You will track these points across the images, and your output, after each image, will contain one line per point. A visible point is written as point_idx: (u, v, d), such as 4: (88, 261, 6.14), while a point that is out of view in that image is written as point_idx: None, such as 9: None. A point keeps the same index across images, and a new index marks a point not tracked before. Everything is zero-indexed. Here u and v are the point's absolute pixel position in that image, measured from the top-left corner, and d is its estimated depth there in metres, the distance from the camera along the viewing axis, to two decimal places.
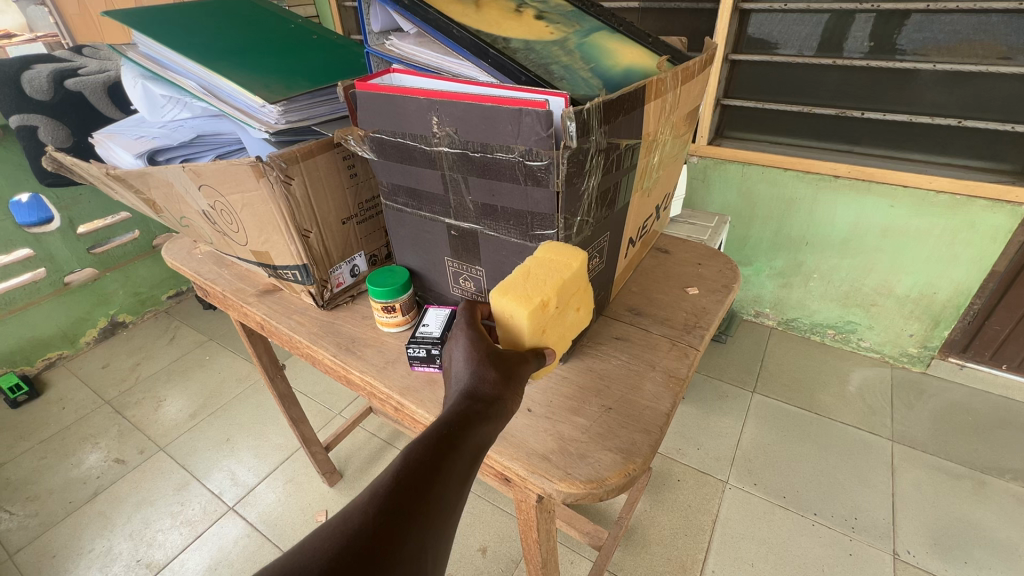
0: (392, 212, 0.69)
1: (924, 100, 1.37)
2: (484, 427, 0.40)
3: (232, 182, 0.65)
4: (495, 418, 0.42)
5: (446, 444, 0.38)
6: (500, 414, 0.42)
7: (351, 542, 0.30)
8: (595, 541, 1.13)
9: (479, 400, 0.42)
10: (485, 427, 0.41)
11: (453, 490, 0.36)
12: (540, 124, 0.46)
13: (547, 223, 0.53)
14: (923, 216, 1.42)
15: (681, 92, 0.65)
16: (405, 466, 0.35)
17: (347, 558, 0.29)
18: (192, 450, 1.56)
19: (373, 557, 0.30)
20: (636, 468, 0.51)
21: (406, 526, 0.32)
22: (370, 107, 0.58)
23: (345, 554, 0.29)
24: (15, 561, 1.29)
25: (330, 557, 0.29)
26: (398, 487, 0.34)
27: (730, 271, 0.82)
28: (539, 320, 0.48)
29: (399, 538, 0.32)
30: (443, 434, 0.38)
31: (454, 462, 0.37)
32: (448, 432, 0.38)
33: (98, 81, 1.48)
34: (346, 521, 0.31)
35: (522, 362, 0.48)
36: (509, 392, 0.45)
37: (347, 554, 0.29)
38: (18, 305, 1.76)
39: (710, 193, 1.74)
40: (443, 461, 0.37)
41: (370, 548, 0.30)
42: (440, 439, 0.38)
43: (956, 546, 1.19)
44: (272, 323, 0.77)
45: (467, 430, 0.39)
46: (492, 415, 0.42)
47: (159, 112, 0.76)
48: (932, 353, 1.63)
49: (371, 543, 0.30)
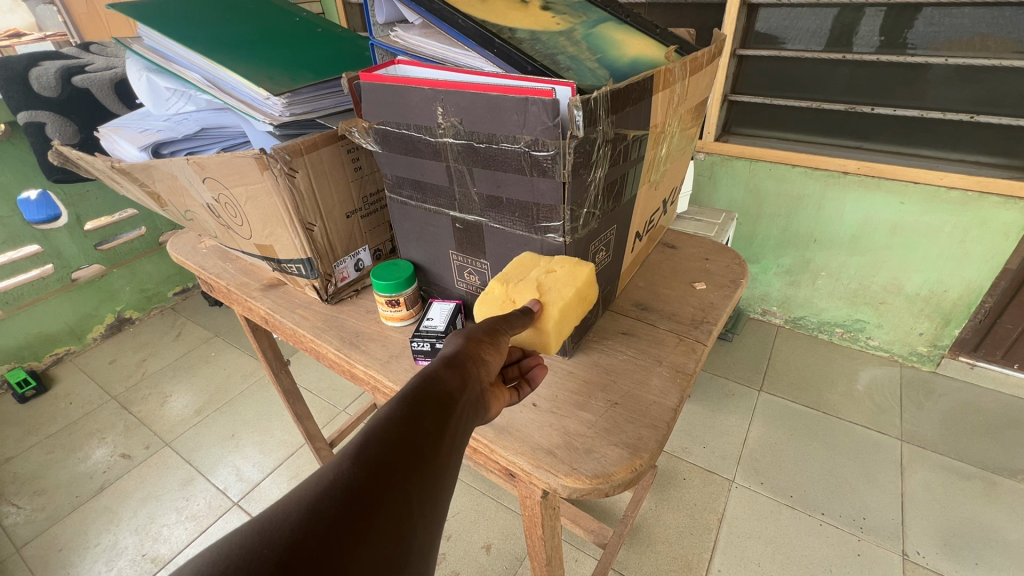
0: (397, 204, 0.68)
1: (935, 95, 1.35)
2: (450, 375, 0.41)
3: (237, 174, 0.64)
4: (460, 366, 0.43)
5: (414, 398, 0.38)
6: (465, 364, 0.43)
7: (329, 496, 0.30)
8: (600, 539, 1.13)
9: (441, 359, 0.43)
10: (451, 374, 0.41)
11: (431, 439, 0.36)
12: (547, 114, 0.45)
13: (553, 215, 0.52)
14: (934, 213, 1.40)
15: (689, 83, 0.64)
16: (377, 425, 0.35)
17: (326, 510, 0.29)
18: (197, 445, 1.57)
19: (353, 506, 0.30)
20: (643, 463, 0.50)
21: (386, 476, 0.33)
22: (375, 98, 0.57)
23: (324, 506, 0.30)
24: (22, 554, 1.30)
25: (310, 513, 0.29)
26: (373, 442, 0.34)
27: (739, 267, 0.80)
28: (495, 299, 0.54)
29: (382, 488, 0.32)
30: (408, 392, 0.39)
31: (429, 411, 0.38)
32: (414, 388, 0.39)
33: (105, 77, 1.52)
34: (321, 479, 0.31)
35: (487, 323, 0.48)
36: (475, 345, 0.46)
37: (327, 509, 0.29)
38: (26, 301, 1.77)
39: (717, 189, 1.73)
40: (415, 412, 0.37)
41: (348, 499, 0.30)
42: (407, 395, 0.38)
43: (967, 547, 1.17)
44: (276, 317, 0.76)
45: (434, 382, 0.40)
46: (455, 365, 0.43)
47: (164, 105, 0.76)
48: (942, 352, 1.61)
49: (351, 496, 0.31)
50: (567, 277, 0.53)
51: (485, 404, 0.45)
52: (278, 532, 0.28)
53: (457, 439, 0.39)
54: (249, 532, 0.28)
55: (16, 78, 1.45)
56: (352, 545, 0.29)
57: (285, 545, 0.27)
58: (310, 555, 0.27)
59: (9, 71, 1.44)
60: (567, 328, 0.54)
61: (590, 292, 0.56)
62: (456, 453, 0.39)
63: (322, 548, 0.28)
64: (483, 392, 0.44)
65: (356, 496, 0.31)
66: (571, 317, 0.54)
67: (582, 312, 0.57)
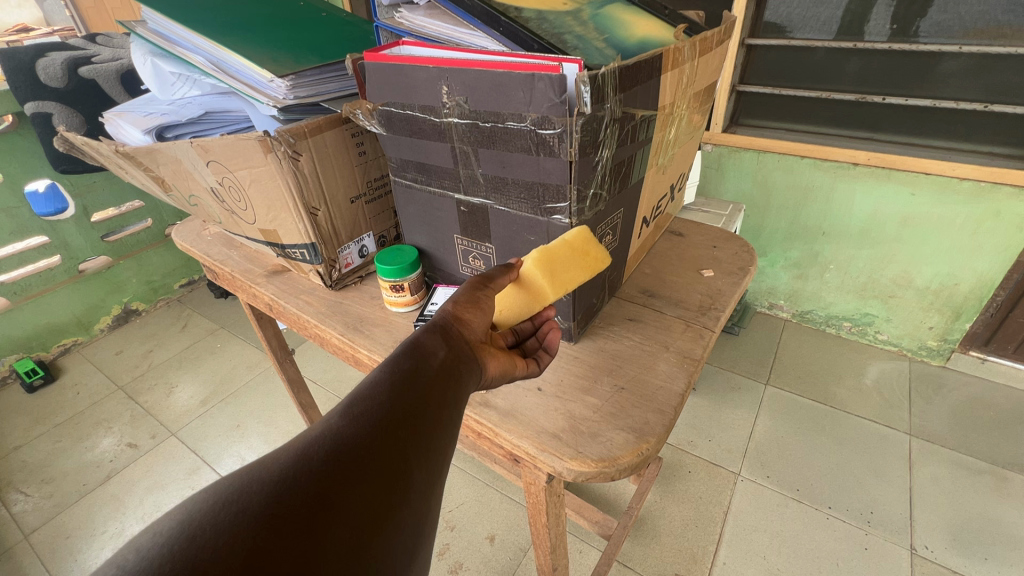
0: (401, 188, 0.67)
1: (948, 85, 1.33)
2: (431, 338, 0.43)
3: (241, 157, 0.64)
4: (442, 330, 0.45)
5: (397, 363, 0.40)
6: (448, 328, 0.45)
7: (319, 446, 0.33)
8: (605, 530, 1.12)
9: (423, 328, 0.45)
10: (432, 338, 0.43)
11: (420, 398, 0.38)
12: (553, 90, 0.44)
13: (560, 195, 0.52)
14: (946, 205, 1.38)
15: (699, 64, 0.63)
16: (362, 388, 0.37)
17: (317, 461, 0.32)
18: (203, 435, 1.57)
19: (344, 458, 0.32)
20: (650, 447, 0.49)
21: (375, 427, 0.35)
22: (379, 78, 0.57)
23: (315, 457, 0.32)
24: (30, 541, 1.31)
25: (302, 458, 0.32)
26: (360, 402, 0.36)
27: (747, 254, 0.79)
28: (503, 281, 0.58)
29: (371, 437, 0.34)
30: (393, 359, 0.41)
31: (416, 373, 0.39)
32: (397, 355, 0.41)
33: (111, 69, 1.48)
34: (312, 433, 0.34)
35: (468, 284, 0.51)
36: (458, 311, 0.48)
37: (317, 456, 0.32)
38: (34, 291, 1.78)
39: (724, 181, 1.71)
40: (399, 372, 0.39)
41: (338, 451, 0.32)
42: (391, 361, 0.40)
43: (977, 542, 1.16)
44: (281, 303, 0.76)
45: (422, 348, 0.42)
46: (436, 330, 0.45)
47: (169, 90, 0.74)
48: (953, 346, 1.59)
49: (341, 447, 0.33)
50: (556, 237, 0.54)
51: (478, 361, 0.46)
52: (271, 473, 0.30)
53: (448, 392, 0.40)
54: (246, 472, 0.31)
55: (22, 68, 1.46)
56: (343, 486, 0.31)
57: (279, 483, 0.30)
58: (301, 492, 0.30)
59: (15, 61, 1.46)
60: (562, 279, 0.52)
61: (589, 247, 0.53)
62: (449, 406, 0.40)
63: (313, 486, 0.30)
64: (472, 350, 0.46)
65: (345, 446, 0.33)
66: (563, 266, 0.52)
67: (586, 269, 0.53)
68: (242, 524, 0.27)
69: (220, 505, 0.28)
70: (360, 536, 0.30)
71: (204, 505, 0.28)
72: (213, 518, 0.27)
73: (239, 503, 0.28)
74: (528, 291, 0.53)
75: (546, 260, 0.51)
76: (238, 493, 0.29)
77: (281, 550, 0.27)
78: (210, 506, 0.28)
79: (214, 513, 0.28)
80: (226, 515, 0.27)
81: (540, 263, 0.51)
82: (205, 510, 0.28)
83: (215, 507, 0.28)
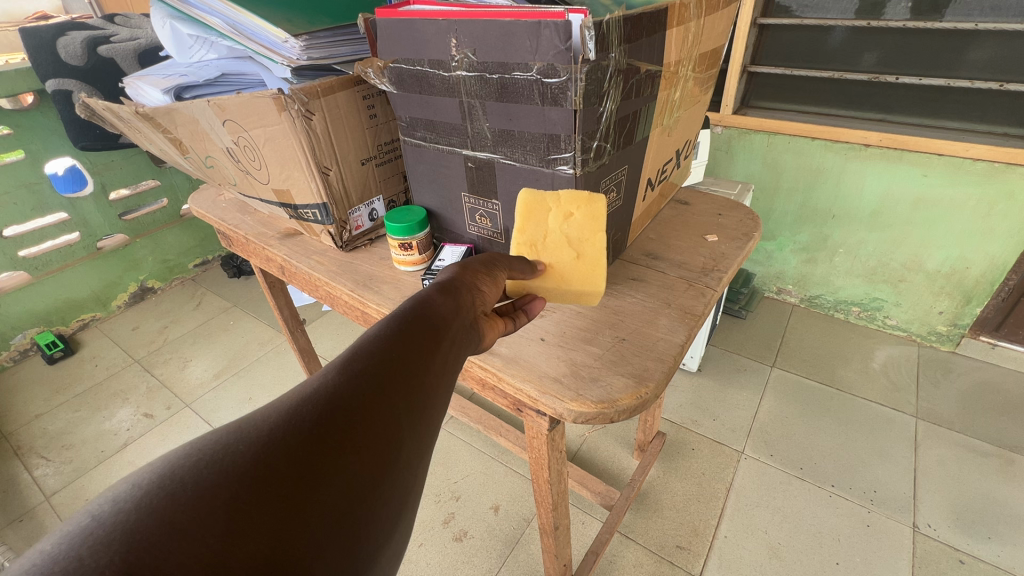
0: (411, 148, 0.69)
1: (965, 64, 1.31)
2: (443, 299, 0.42)
3: (256, 116, 0.66)
4: (455, 294, 0.43)
5: (404, 318, 0.38)
6: (461, 292, 0.44)
7: (311, 403, 0.30)
8: (607, 501, 1.14)
9: (433, 287, 0.43)
10: (444, 299, 0.42)
11: (423, 355, 0.36)
12: (559, 36, 0.45)
13: (563, 146, 0.53)
14: (957, 186, 1.36)
15: (704, 23, 0.65)
16: (366, 341, 0.35)
17: (306, 417, 0.29)
18: (216, 406, 1.61)
19: (337, 417, 0.30)
20: (649, 391, 0.51)
21: (375, 388, 0.32)
22: (391, 35, 0.58)
23: (305, 415, 0.29)
24: (51, 502, 1.36)
25: (292, 415, 0.30)
26: (360, 358, 0.34)
27: (752, 221, 0.80)
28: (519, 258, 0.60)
29: (368, 395, 0.32)
30: (398, 315, 0.38)
31: (418, 329, 0.37)
32: (406, 310, 0.39)
33: (129, 48, 1.49)
34: (307, 387, 0.32)
35: (482, 258, 0.51)
36: (469, 275, 0.47)
37: (307, 415, 0.29)
38: (54, 267, 1.83)
39: (734, 163, 1.72)
40: (405, 330, 0.37)
41: (332, 407, 0.30)
42: (393, 318, 0.38)
43: (980, 522, 1.16)
44: (293, 263, 0.79)
45: (427, 305, 0.40)
46: (451, 292, 0.43)
47: (187, 52, 0.78)
48: (963, 331, 1.58)
49: (336, 405, 0.30)
50: (587, 220, 0.57)
51: (478, 330, 0.45)
52: (258, 429, 0.29)
53: (449, 360, 0.39)
54: (232, 427, 0.29)
55: (44, 46, 1.46)
56: (332, 449, 0.29)
57: (266, 440, 0.28)
58: (287, 452, 0.27)
59: (37, 39, 1.46)
60: None
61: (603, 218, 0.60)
62: (447, 374, 0.38)
63: (301, 448, 0.28)
64: (476, 319, 0.45)
65: (340, 405, 0.31)
66: None
67: None
68: (223, 483, 0.25)
69: (201, 461, 0.26)
70: (343, 503, 0.28)
71: (185, 456, 0.27)
72: (194, 473, 0.26)
73: (222, 460, 0.26)
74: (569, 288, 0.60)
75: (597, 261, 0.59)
76: (222, 447, 0.27)
77: (263, 514, 0.25)
78: (192, 461, 0.26)
79: (196, 468, 0.26)
80: (207, 475, 0.26)
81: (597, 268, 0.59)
82: (186, 464, 0.26)
83: (197, 463, 0.26)
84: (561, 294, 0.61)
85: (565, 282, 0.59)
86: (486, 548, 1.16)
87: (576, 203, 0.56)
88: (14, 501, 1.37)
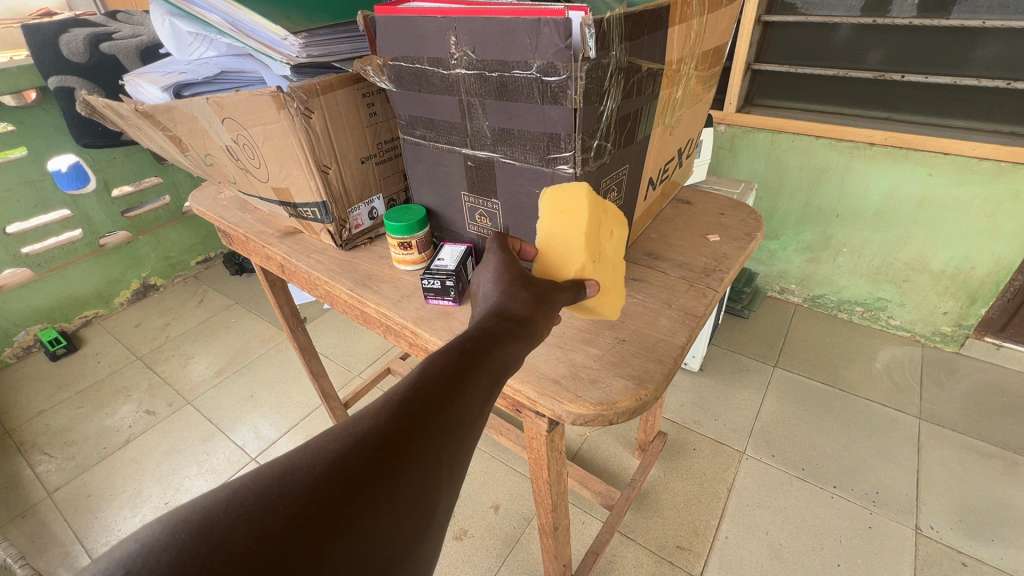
0: (410, 146, 0.69)
1: (973, 62, 1.30)
2: (507, 338, 0.40)
3: (255, 114, 0.65)
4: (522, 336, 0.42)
5: (470, 361, 0.36)
6: (527, 333, 0.43)
7: (360, 444, 0.29)
8: (607, 501, 1.14)
9: (496, 318, 0.42)
10: (509, 341, 0.40)
11: (477, 403, 0.35)
12: (558, 34, 0.45)
13: (563, 145, 0.52)
14: (964, 185, 1.35)
15: (707, 21, 0.64)
16: (427, 379, 0.34)
17: (356, 464, 0.28)
18: (217, 404, 1.62)
19: (385, 468, 0.29)
20: (649, 393, 0.50)
21: (426, 438, 0.31)
22: (390, 33, 0.58)
23: (354, 460, 0.28)
24: (53, 499, 1.36)
25: (337, 456, 0.28)
26: (417, 399, 0.32)
27: (754, 221, 0.79)
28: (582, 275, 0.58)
29: (417, 446, 0.30)
30: (460, 349, 0.37)
31: (479, 373, 0.36)
32: (473, 345, 0.38)
33: (131, 44, 1.52)
34: (359, 423, 0.30)
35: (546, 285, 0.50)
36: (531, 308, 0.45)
37: (351, 460, 0.28)
38: (57, 264, 1.84)
39: (737, 162, 1.71)
40: (467, 373, 0.35)
41: (382, 455, 0.29)
42: (457, 353, 0.36)
43: (984, 524, 1.15)
44: (293, 262, 0.78)
45: (489, 341, 0.39)
46: (519, 333, 0.42)
47: (187, 49, 0.77)
48: (967, 332, 1.56)
49: (386, 453, 0.29)
50: (618, 243, 0.64)
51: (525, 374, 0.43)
52: (299, 467, 0.27)
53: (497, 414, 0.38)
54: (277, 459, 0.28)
55: (45, 43, 1.45)
56: (367, 506, 0.27)
57: (304, 483, 0.26)
58: (324, 503, 0.26)
59: (39, 36, 1.44)
60: None
61: None
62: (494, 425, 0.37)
63: (344, 498, 0.27)
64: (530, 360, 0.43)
65: (385, 452, 0.29)
66: None
67: None
68: (263, 531, 0.24)
69: (242, 500, 0.25)
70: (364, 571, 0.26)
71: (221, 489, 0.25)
72: (226, 512, 0.24)
73: (257, 501, 0.25)
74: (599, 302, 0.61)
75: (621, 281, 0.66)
76: (258, 483, 0.26)
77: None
78: (231, 501, 0.25)
79: (229, 507, 0.25)
80: (247, 519, 0.24)
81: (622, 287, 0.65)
82: (220, 498, 0.25)
83: (239, 503, 0.25)
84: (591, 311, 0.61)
85: (604, 296, 0.60)
86: (486, 547, 1.16)
87: (615, 223, 0.62)
88: (17, 497, 1.38)
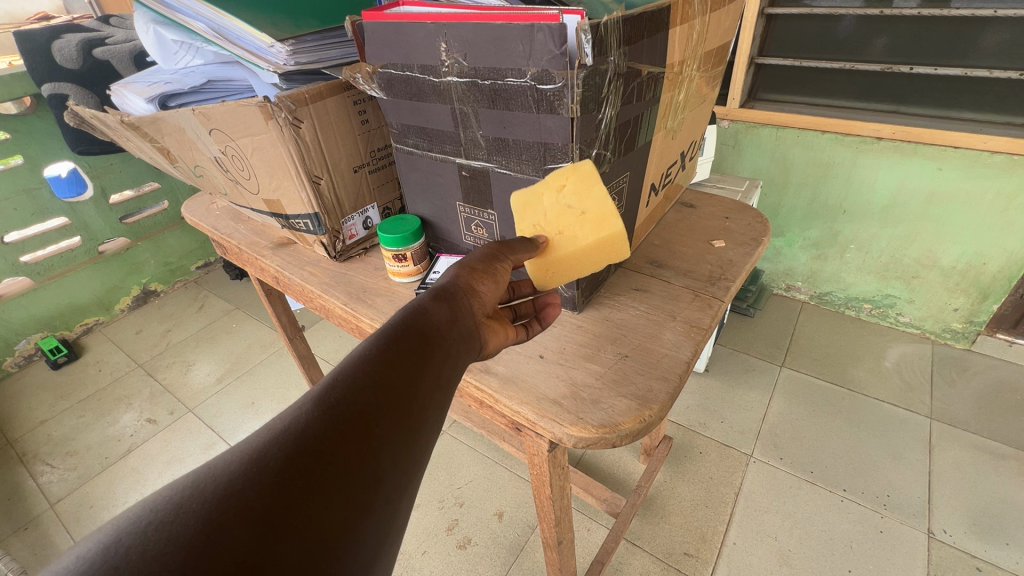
0: (403, 156, 0.66)
1: (982, 53, 1.26)
2: (437, 307, 0.43)
3: (241, 124, 0.63)
4: (455, 307, 0.44)
5: (394, 336, 0.39)
6: (461, 305, 0.45)
7: (282, 441, 0.31)
8: (613, 508, 1.12)
9: (429, 293, 0.45)
10: (438, 308, 0.43)
11: (408, 371, 0.37)
12: (554, 41, 0.42)
13: (561, 156, 0.50)
14: (974, 179, 1.32)
15: (710, 20, 0.62)
16: (351, 366, 0.36)
17: (280, 458, 0.30)
18: (218, 412, 1.60)
19: (313, 453, 0.31)
20: (652, 414, 0.48)
21: (356, 419, 0.33)
22: (378, 40, 0.56)
23: (279, 455, 0.30)
24: (56, 509, 1.36)
25: (260, 460, 0.30)
26: (338, 386, 0.35)
27: (761, 225, 0.77)
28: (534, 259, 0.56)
29: (346, 432, 0.32)
30: (387, 330, 0.40)
31: (407, 347, 0.39)
32: (400, 320, 0.41)
33: (124, 49, 1.49)
34: (282, 424, 0.32)
35: (484, 250, 0.51)
36: (469, 277, 0.48)
37: (275, 459, 0.30)
38: (57, 272, 1.83)
39: (741, 158, 1.68)
40: (393, 347, 0.38)
41: (307, 443, 0.31)
42: (384, 335, 0.39)
43: (998, 527, 1.12)
44: (286, 275, 0.77)
45: (420, 316, 0.42)
46: (453, 305, 0.44)
47: (173, 58, 0.73)
48: (979, 328, 1.53)
49: (313, 441, 0.31)
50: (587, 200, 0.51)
51: (478, 336, 0.46)
52: (218, 483, 0.28)
53: (443, 376, 0.40)
54: (196, 477, 0.29)
55: (39, 50, 1.45)
56: (297, 496, 0.29)
57: (226, 496, 0.27)
58: (243, 507, 0.27)
59: (32, 43, 1.45)
60: (610, 250, 0.55)
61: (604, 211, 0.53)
62: (440, 389, 0.40)
63: (272, 495, 0.28)
64: (476, 325, 0.46)
65: (309, 443, 0.31)
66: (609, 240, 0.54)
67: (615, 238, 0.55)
68: (180, 540, 0.25)
69: (155, 524, 0.26)
70: (313, 553, 0.28)
71: (136, 527, 0.26)
72: (143, 545, 0.25)
73: (174, 526, 0.26)
74: (595, 252, 0.54)
75: (600, 233, 0.52)
76: (175, 511, 0.27)
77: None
78: (141, 528, 0.26)
79: (143, 541, 0.25)
80: (159, 538, 0.25)
81: (604, 234, 0.52)
82: (134, 533, 0.26)
83: (149, 528, 0.26)
84: (568, 268, 0.56)
85: (557, 265, 0.56)
86: (490, 555, 1.15)
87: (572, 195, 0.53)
88: (19, 508, 1.37)
